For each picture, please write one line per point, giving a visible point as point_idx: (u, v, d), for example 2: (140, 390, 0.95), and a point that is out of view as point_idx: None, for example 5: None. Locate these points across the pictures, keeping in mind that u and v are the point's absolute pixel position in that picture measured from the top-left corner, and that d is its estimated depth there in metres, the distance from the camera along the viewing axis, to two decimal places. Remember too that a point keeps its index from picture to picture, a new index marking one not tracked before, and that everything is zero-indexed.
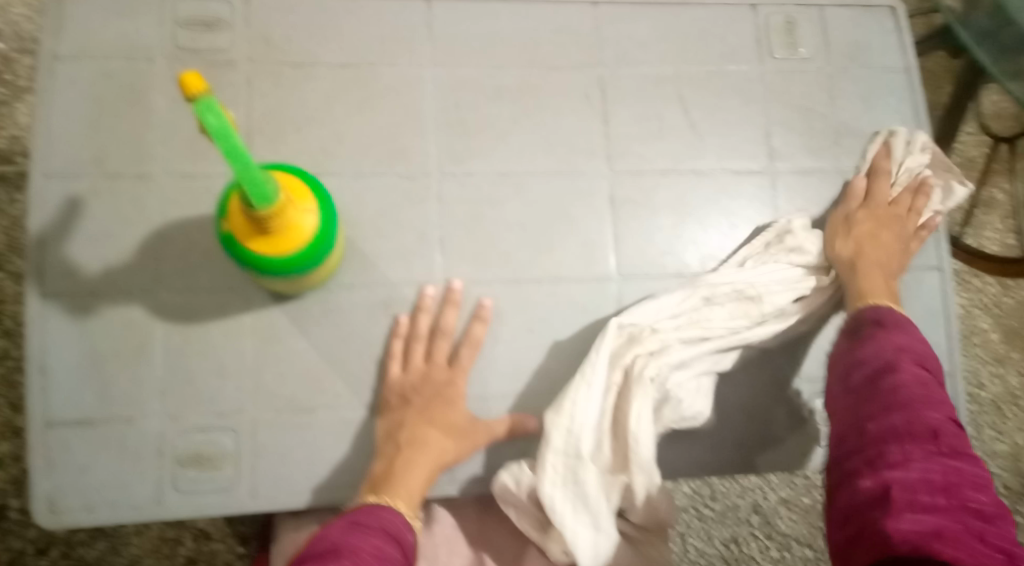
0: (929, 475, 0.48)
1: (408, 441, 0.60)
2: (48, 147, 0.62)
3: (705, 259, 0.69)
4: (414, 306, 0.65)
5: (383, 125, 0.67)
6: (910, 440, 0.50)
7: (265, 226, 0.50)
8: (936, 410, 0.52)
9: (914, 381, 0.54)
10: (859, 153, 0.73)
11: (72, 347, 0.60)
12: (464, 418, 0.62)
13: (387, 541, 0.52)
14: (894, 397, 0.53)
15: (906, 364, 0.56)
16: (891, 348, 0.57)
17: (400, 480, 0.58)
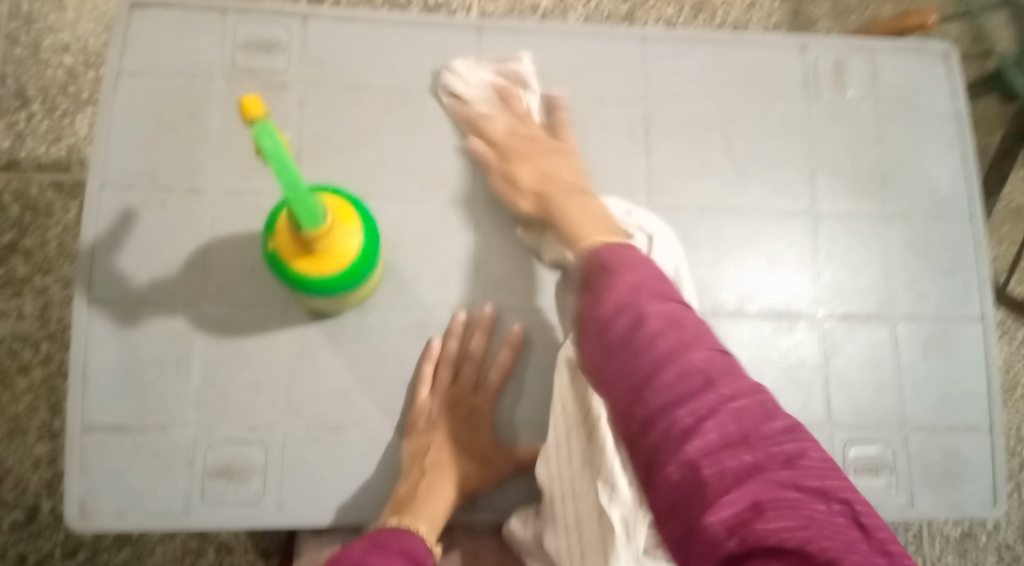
0: (714, 402, 0.37)
1: (431, 466, 0.62)
2: (104, 158, 0.64)
3: (741, 298, 0.69)
4: (447, 330, 0.65)
5: (427, 150, 0.68)
6: (704, 388, 0.38)
7: (310, 246, 0.51)
8: (682, 362, 0.39)
9: (659, 281, 0.42)
10: (904, 199, 0.72)
11: (113, 353, 0.61)
12: (487, 445, 0.64)
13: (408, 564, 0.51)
14: (666, 387, 0.38)
15: (651, 304, 0.41)
16: (623, 294, 0.42)
17: (423, 503, 0.59)
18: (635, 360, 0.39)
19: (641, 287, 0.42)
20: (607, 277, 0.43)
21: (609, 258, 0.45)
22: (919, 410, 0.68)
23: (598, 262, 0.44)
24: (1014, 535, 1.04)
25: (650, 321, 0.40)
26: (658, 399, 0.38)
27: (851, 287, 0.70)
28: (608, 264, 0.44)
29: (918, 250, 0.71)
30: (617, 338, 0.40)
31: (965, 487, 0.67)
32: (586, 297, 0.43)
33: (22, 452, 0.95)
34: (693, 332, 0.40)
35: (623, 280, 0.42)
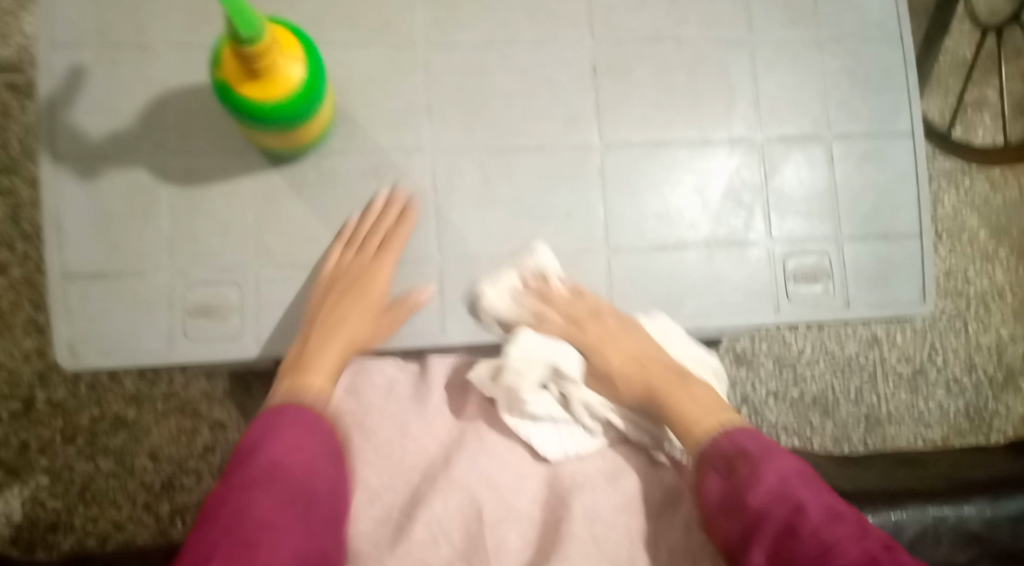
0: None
1: (327, 319, 0.65)
2: (54, 21, 0.65)
3: (683, 127, 0.72)
4: (365, 210, 0.67)
5: (371, 1, 0.69)
6: None
7: (256, 71, 0.54)
8: (851, 545, 0.51)
9: (790, 475, 0.57)
10: (837, 24, 0.75)
11: (84, 205, 0.64)
12: (381, 303, 0.67)
13: (311, 438, 0.58)
14: (818, 540, 0.52)
15: (809, 500, 0.55)
16: (773, 487, 0.56)
17: (316, 364, 0.63)
18: (789, 555, 0.53)
19: (771, 495, 0.56)
20: (748, 474, 0.57)
21: (717, 452, 0.60)
22: (852, 221, 0.73)
23: (731, 443, 0.59)
24: (961, 369, 1.10)
25: (811, 512, 0.54)
26: (821, 558, 0.51)
27: (786, 109, 0.73)
28: (740, 453, 0.59)
29: (852, 75, 0.74)
30: (773, 532, 0.54)
31: (895, 288, 0.73)
32: (716, 478, 0.59)
33: (11, 345, 0.98)
34: (847, 522, 0.53)
35: (768, 468, 0.57)
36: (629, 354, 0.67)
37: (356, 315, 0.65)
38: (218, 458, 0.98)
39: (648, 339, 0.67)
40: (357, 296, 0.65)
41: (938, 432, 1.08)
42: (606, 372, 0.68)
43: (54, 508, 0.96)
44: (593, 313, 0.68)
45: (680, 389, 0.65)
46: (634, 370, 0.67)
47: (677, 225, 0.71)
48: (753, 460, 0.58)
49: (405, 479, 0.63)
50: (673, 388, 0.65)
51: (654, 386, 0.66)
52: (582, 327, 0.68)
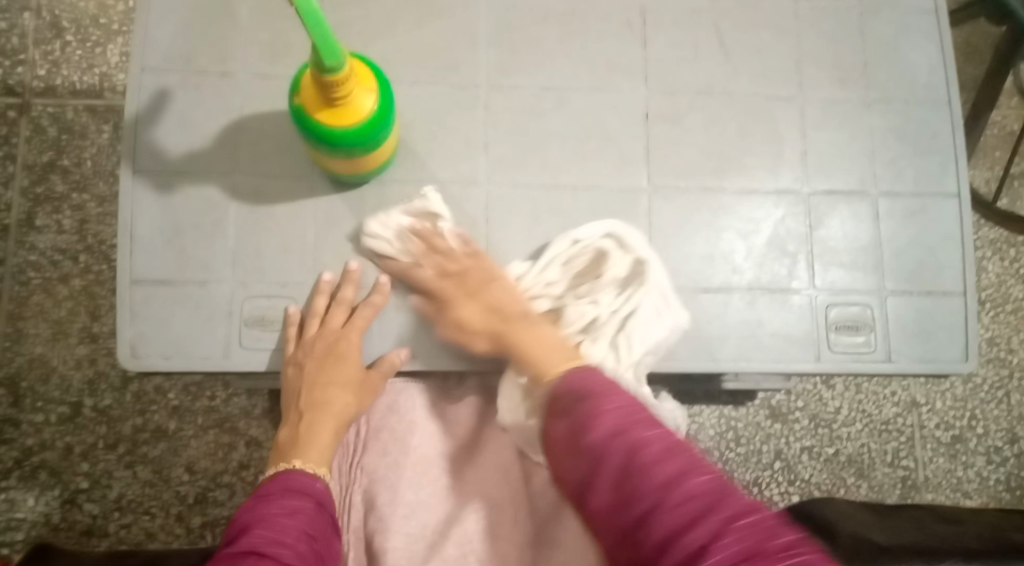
0: (715, 525, 0.45)
1: (318, 401, 0.66)
2: (147, 45, 0.71)
3: (729, 174, 0.74)
4: (313, 289, 0.68)
5: (439, 42, 0.74)
6: (691, 524, 0.45)
7: (333, 99, 0.57)
8: (655, 470, 0.48)
9: (650, 445, 0.49)
10: (885, 84, 0.77)
11: (158, 216, 0.68)
12: (357, 372, 0.67)
13: (302, 497, 0.58)
14: (645, 490, 0.47)
15: (639, 437, 0.49)
16: (608, 416, 0.51)
17: (308, 443, 0.64)
18: (638, 478, 0.48)
19: (614, 432, 0.50)
20: (590, 405, 0.52)
21: (578, 386, 0.54)
22: (895, 276, 0.74)
23: (575, 379, 0.55)
24: (1002, 439, 1.07)
25: (646, 450, 0.49)
26: (660, 501, 0.46)
27: (832, 163, 0.75)
28: (580, 394, 0.53)
29: (898, 134, 0.76)
30: (611, 469, 0.49)
31: (937, 344, 0.73)
32: (558, 420, 0.53)
33: (65, 353, 1.01)
34: (685, 470, 0.48)
35: (605, 408, 0.51)
36: (491, 304, 0.66)
37: (338, 391, 0.67)
38: (251, 474, 0.99)
39: (507, 287, 0.67)
40: (334, 366, 0.66)
41: (978, 502, 1.05)
42: (463, 327, 0.67)
43: (92, 511, 0.98)
44: (471, 259, 0.67)
45: (530, 329, 0.64)
46: (487, 321, 0.65)
47: (721, 268, 0.72)
48: (582, 397, 0.53)
49: (441, 497, 0.66)
50: (521, 330, 0.63)
51: (506, 325, 0.64)
52: (451, 281, 0.67)
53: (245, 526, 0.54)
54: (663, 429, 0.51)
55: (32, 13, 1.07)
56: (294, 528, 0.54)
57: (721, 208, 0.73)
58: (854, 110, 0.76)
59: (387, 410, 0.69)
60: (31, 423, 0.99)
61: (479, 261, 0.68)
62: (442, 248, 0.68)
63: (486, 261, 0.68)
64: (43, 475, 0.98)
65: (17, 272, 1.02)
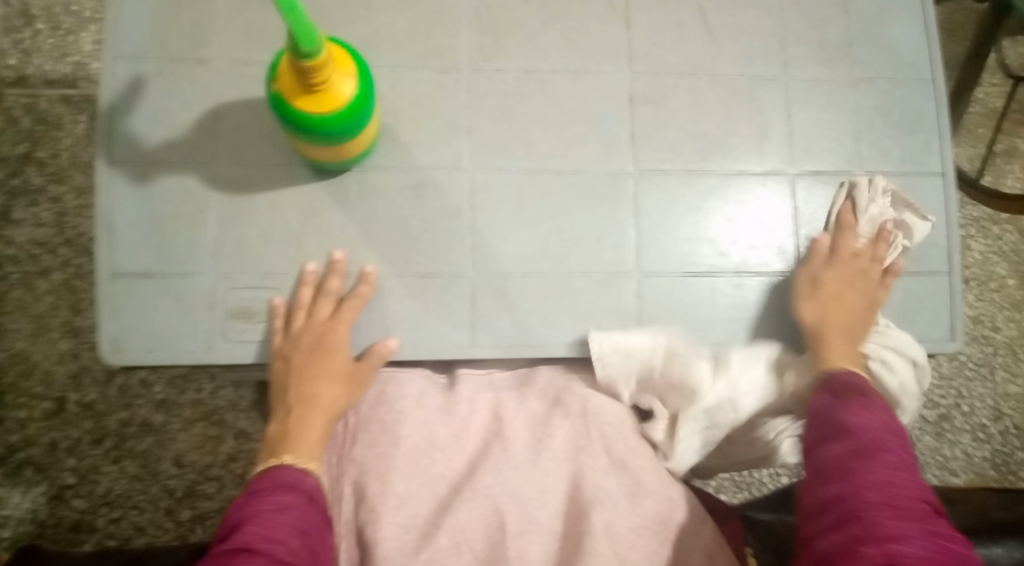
0: (927, 527, 0.48)
1: (306, 396, 0.64)
2: (121, 32, 0.69)
3: (716, 156, 0.73)
4: (297, 280, 0.68)
5: (420, 26, 0.73)
6: (891, 508, 0.49)
7: (311, 85, 0.56)
8: (885, 465, 0.53)
9: (896, 453, 0.54)
10: (871, 63, 0.76)
11: (137, 207, 0.67)
12: (346, 364, 0.66)
13: (293, 491, 0.57)
14: (872, 476, 0.52)
15: (875, 433, 0.56)
16: (881, 420, 0.57)
17: (297, 437, 0.62)
18: (846, 474, 0.53)
19: (874, 424, 0.56)
20: (858, 404, 0.58)
21: (834, 387, 0.61)
22: None
23: (839, 381, 0.61)
24: (987, 415, 1.08)
25: (881, 447, 0.54)
26: (860, 490, 0.51)
27: (819, 143, 0.75)
28: (841, 388, 0.60)
29: (884, 113, 0.76)
30: (834, 459, 0.55)
31: (923, 324, 0.73)
32: (822, 399, 0.61)
33: (47, 348, 0.99)
34: (908, 474, 0.53)
35: (873, 412, 0.58)
36: (843, 292, 0.69)
37: (326, 384, 0.65)
38: (240, 466, 0.99)
39: (859, 293, 0.69)
40: (322, 358, 0.65)
41: (963, 479, 1.06)
42: (750, 283, 0.69)
43: (79, 507, 0.97)
44: (852, 248, 0.70)
45: (828, 331, 0.67)
46: (817, 316, 0.68)
47: (707, 251, 0.72)
48: (856, 401, 0.59)
49: (431, 487, 0.65)
50: (839, 333, 0.67)
51: (736, 320, 0.67)
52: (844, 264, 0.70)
53: (236, 524, 0.53)
54: (832, 409, 0.59)
55: (2, 0, 1.04)
56: (285, 525, 0.54)
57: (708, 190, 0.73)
58: (839, 89, 0.76)
59: (376, 400, 0.68)
60: (14, 419, 0.98)
61: (838, 258, 0.70)
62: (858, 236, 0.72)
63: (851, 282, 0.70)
64: (28, 472, 0.97)
65: None
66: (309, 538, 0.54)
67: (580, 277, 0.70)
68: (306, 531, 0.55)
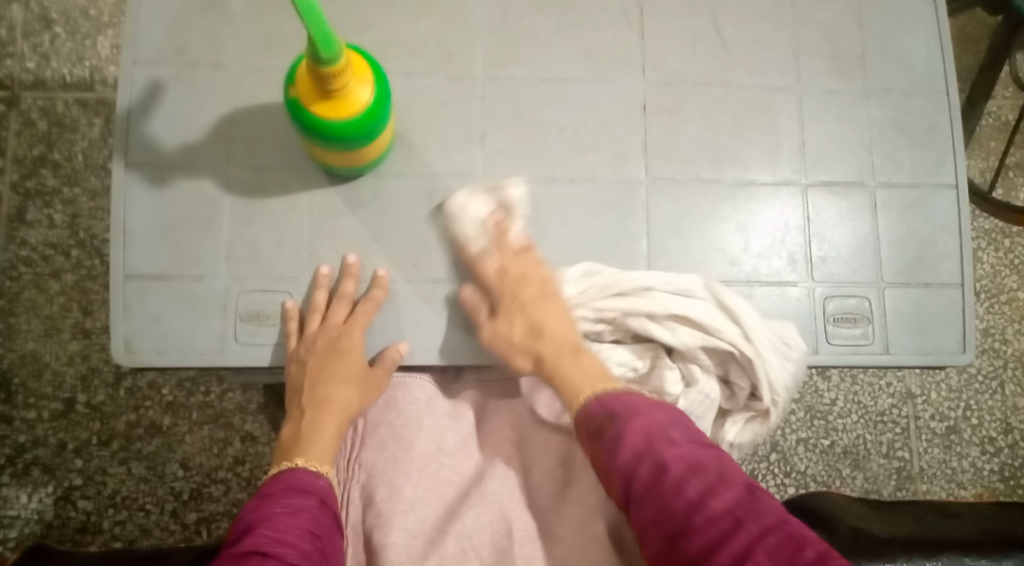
0: (748, 547, 0.48)
1: (320, 397, 0.66)
2: (139, 36, 0.70)
3: (726, 166, 0.73)
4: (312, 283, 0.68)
5: (435, 34, 0.73)
6: (726, 542, 0.49)
7: (328, 91, 0.57)
8: (686, 487, 0.52)
9: (678, 462, 0.53)
10: (884, 75, 0.76)
11: (151, 210, 0.67)
12: (362, 368, 0.67)
13: (307, 496, 0.59)
14: (682, 512, 0.52)
15: (666, 454, 0.54)
16: (637, 434, 0.55)
17: (311, 441, 0.64)
18: (662, 511, 0.52)
19: (644, 440, 0.55)
20: (619, 425, 0.56)
21: (590, 421, 0.59)
22: (892, 267, 0.73)
23: (601, 409, 0.58)
24: (996, 429, 1.07)
25: (671, 469, 0.53)
26: (690, 519, 0.51)
27: (830, 153, 0.75)
28: (605, 413, 0.58)
29: (896, 125, 0.76)
30: (640, 490, 0.54)
31: (934, 336, 0.73)
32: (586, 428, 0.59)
33: (57, 348, 1.00)
34: (704, 484, 0.52)
35: (631, 430, 0.55)
36: (531, 322, 0.66)
37: (340, 386, 0.66)
38: (246, 470, 0.99)
39: (559, 311, 0.67)
40: (337, 361, 0.66)
41: (972, 493, 1.05)
42: (501, 337, 0.67)
43: (86, 508, 0.97)
44: (517, 257, 0.68)
45: (565, 357, 0.64)
46: (529, 342, 0.66)
47: (718, 260, 0.72)
48: (617, 419, 0.57)
49: (438, 492, 0.65)
50: (565, 358, 0.64)
51: (545, 355, 0.65)
52: (507, 283, 0.67)
53: (251, 526, 0.55)
54: (633, 406, 0.57)
55: (20, 4, 1.05)
56: (297, 529, 0.55)
57: (721, 198, 0.73)
58: (851, 101, 0.76)
59: (384, 406, 0.68)
60: (23, 419, 0.98)
61: (524, 258, 0.68)
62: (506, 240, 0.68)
63: (553, 287, 0.68)
64: (37, 472, 0.97)
65: (8, 267, 1.01)
66: (319, 542, 0.55)
67: None
68: (316, 535, 0.56)
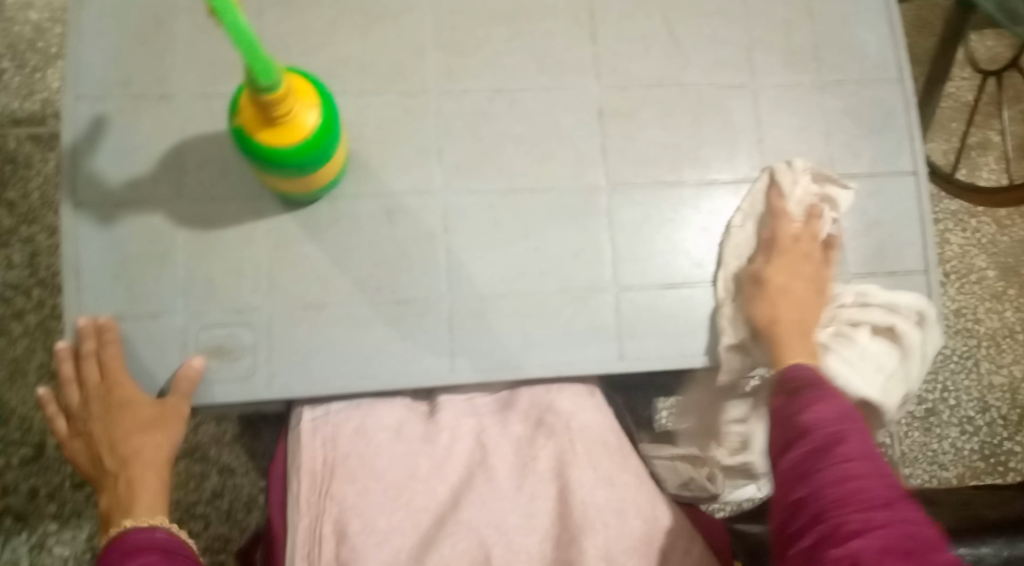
0: (864, 490, 0.48)
1: (124, 462, 0.62)
2: (80, 71, 0.68)
3: (684, 169, 0.73)
4: (274, 317, 0.66)
5: (386, 51, 0.72)
6: (848, 498, 0.48)
7: (272, 118, 0.55)
8: (818, 447, 0.52)
9: (857, 448, 0.51)
10: (838, 66, 0.76)
11: (102, 250, 0.66)
12: (150, 408, 0.63)
13: (145, 552, 0.55)
14: (822, 473, 0.50)
15: (830, 413, 0.54)
16: (841, 410, 0.54)
17: (132, 498, 0.60)
18: (814, 479, 0.50)
19: (819, 417, 0.53)
20: (812, 400, 0.55)
21: (794, 376, 0.59)
22: (857, 259, 0.73)
23: (809, 371, 0.58)
24: (974, 409, 1.08)
25: (848, 435, 0.52)
26: (821, 484, 0.49)
27: (789, 147, 0.74)
28: (809, 386, 0.57)
29: (853, 115, 0.76)
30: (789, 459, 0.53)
31: None
32: (783, 401, 0.57)
33: (23, 392, 0.97)
34: (826, 439, 0.52)
35: (830, 401, 0.55)
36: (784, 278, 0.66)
37: (147, 433, 0.62)
38: (226, 502, 0.97)
39: (820, 280, 0.68)
40: (117, 415, 0.62)
41: (953, 473, 1.06)
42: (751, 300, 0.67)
43: (63, 554, 0.94)
44: (797, 234, 0.69)
45: (798, 334, 0.64)
46: (782, 307, 0.65)
47: (685, 263, 0.71)
48: (817, 391, 0.56)
49: (415, 521, 0.63)
50: (795, 334, 0.64)
51: (780, 321, 0.65)
52: (792, 248, 0.68)
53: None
54: (814, 383, 0.57)
55: None
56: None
57: (682, 199, 0.72)
58: (808, 94, 0.76)
59: (354, 434, 0.66)
60: None
61: (813, 249, 0.68)
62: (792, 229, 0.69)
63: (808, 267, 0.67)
64: (9, 521, 0.95)
65: None
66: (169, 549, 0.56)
67: (557, 295, 0.70)
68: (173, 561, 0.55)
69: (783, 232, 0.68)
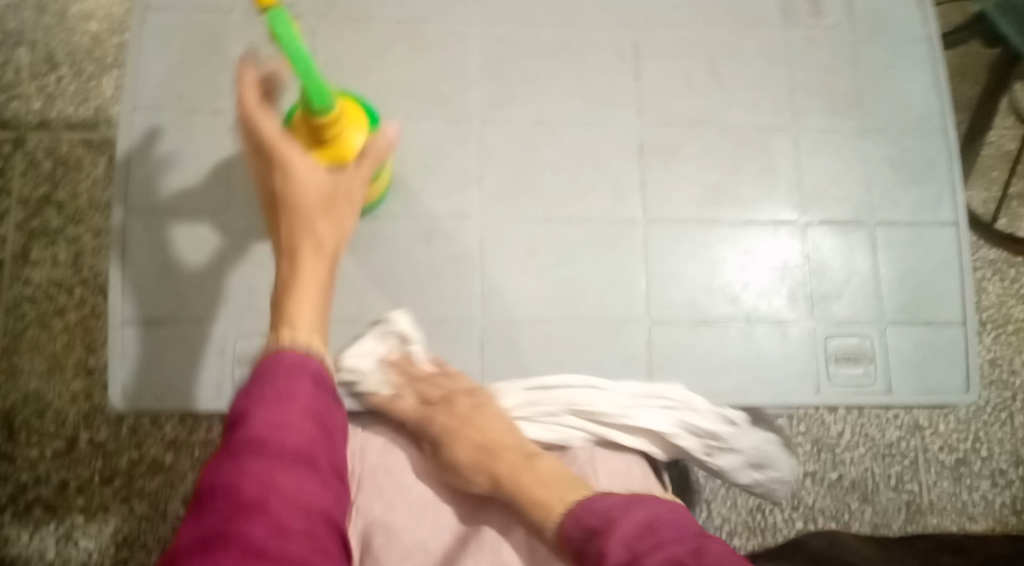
0: None
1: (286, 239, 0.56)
2: (140, 83, 0.71)
3: (721, 207, 0.73)
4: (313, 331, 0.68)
5: (433, 77, 0.74)
6: None
7: (323, 139, 0.58)
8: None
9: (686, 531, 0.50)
10: (880, 111, 0.77)
11: (149, 255, 0.68)
12: (311, 187, 0.56)
13: (284, 381, 0.49)
14: None
15: (662, 538, 0.49)
16: (635, 523, 0.50)
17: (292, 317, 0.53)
18: None
19: (631, 536, 0.49)
20: (603, 534, 0.51)
21: (575, 532, 0.53)
22: (893, 305, 0.73)
23: (591, 514, 0.53)
24: (1007, 462, 1.05)
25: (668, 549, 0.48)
26: None
27: (828, 189, 0.75)
28: (598, 522, 0.52)
29: (893, 161, 0.76)
30: None
31: (936, 374, 0.72)
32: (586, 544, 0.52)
33: (60, 387, 0.99)
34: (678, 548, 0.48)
35: (619, 526, 0.50)
36: (481, 440, 0.62)
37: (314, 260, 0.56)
38: None
39: (499, 419, 0.64)
40: (302, 227, 0.56)
41: (984, 526, 1.03)
42: (455, 465, 0.62)
43: (86, 547, 0.95)
44: (450, 378, 0.66)
45: (310, 256, 0.55)
46: (481, 453, 0.62)
47: (720, 300, 0.72)
48: (604, 525, 0.51)
49: (438, 542, 0.62)
50: (523, 470, 0.59)
51: (502, 471, 0.60)
52: (432, 409, 0.65)
53: (173, 553, 0.41)
54: (604, 516, 0.52)
55: (26, 47, 1.07)
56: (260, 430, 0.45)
57: (719, 236, 0.73)
58: (850, 138, 0.76)
59: (384, 450, 0.67)
60: (25, 458, 0.97)
61: (478, 397, 0.65)
62: (459, 371, 0.67)
63: (504, 420, 0.64)
64: (37, 511, 0.96)
65: (12, 306, 1.01)
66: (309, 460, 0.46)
67: (591, 325, 0.70)
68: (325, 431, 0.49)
69: (470, 413, 0.64)
